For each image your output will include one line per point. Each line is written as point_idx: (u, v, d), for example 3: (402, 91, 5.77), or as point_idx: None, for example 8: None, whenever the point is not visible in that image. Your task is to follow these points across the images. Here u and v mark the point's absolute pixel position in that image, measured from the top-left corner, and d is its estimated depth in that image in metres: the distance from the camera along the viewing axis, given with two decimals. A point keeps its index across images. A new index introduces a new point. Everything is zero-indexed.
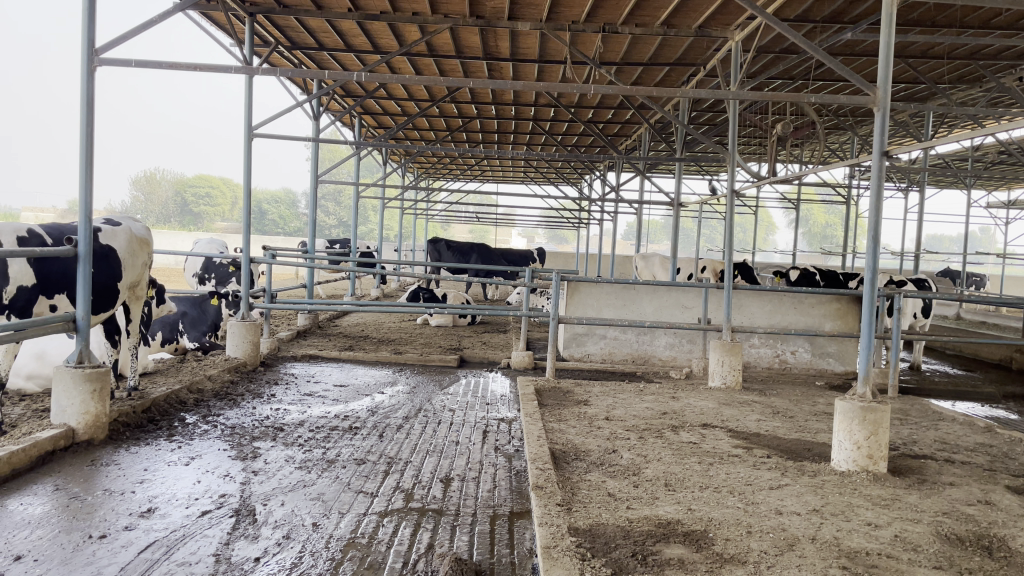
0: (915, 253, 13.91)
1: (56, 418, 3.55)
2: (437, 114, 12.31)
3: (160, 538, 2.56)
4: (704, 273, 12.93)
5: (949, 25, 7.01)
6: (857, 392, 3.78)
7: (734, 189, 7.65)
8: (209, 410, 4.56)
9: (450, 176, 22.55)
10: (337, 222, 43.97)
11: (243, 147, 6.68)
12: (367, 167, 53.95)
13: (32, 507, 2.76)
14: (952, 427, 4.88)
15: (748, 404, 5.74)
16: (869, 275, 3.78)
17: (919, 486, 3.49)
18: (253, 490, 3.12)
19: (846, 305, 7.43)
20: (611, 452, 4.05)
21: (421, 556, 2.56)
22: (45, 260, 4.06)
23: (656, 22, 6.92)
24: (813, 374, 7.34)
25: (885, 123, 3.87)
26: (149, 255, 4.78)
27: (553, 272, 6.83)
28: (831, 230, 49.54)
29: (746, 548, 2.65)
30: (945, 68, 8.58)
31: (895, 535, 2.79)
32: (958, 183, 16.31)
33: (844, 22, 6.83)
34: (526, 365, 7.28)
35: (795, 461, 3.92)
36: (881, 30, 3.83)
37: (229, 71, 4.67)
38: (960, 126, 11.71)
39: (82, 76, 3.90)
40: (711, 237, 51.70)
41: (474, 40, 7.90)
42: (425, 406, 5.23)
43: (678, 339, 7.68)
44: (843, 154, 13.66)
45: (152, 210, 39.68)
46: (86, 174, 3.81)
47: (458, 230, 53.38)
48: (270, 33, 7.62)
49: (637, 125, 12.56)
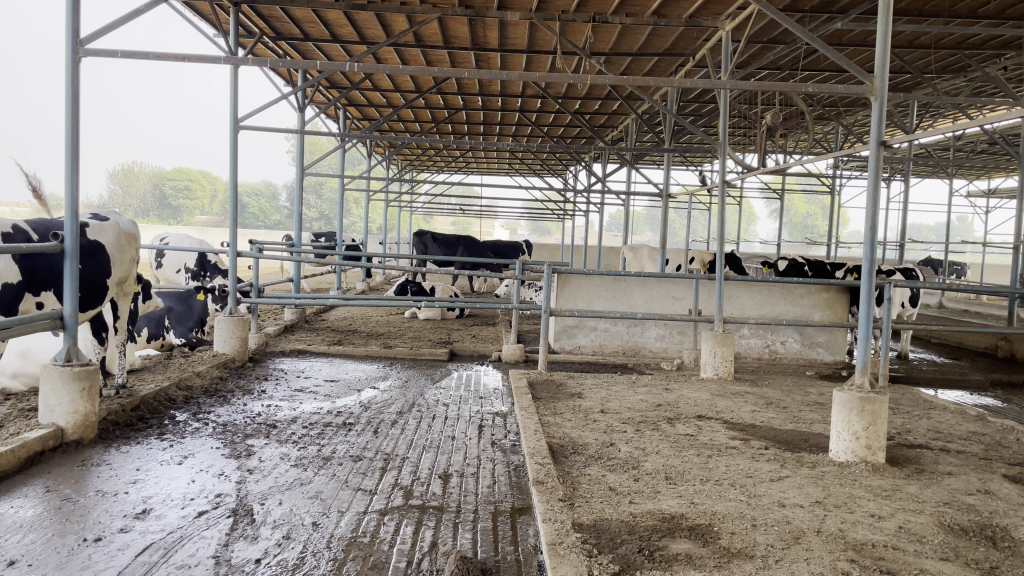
0: (900, 243, 13.98)
1: (44, 417, 3.45)
2: (423, 105, 12.17)
3: (157, 540, 2.48)
4: (693, 265, 12.97)
5: (937, 14, 7.02)
6: (854, 383, 3.77)
7: (725, 180, 7.61)
8: (199, 407, 4.46)
9: (434, 168, 22.41)
10: (320, 214, 43.64)
11: (229, 139, 6.55)
12: (350, 159, 53.54)
13: (23, 510, 2.67)
14: (945, 416, 4.91)
15: (741, 394, 5.75)
16: (867, 265, 3.78)
17: (919, 476, 3.50)
18: (250, 489, 3.05)
19: (836, 295, 7.45)
20: (609, 445, 4.02)
21: (425, 555, 2.51)
22: (32, 256, 3.93)
23: (647, 12, 6.88)
24: (802, 365, 7.37)
25: (882, 114, 3.85)
26: (137, 249, 4.65)
27: (544, 264, 6.76)
28: (812, 220, 49.94)
29: (753, 542, 2.62)
30: (931, 59, 8.62)
31: (899, 526, 2.79)
32: (940, 171, 16.42)
33: (833, 12, 6.82)
34: (517, 357, 7.25)
35: (793, 453, 3.91)
36: (880, 18, 3.80)
37: (216, 61, 4.54)
38: (944, 116, 11.78)
39: (65, 67, 3.77)
40: (695, 228, 52.00)
41: (462, 30, 7.81)
42: (418, 400, 5.17)
43: (668, 330, 7.68)
44: (829, 145, 13.71)
45: (131, 205, 39.08)
46: (73, 168, 3.69)
47: (442, 222, 53.27)
48: (255, 23, 7.47)
49: (625, 116, 12.53)
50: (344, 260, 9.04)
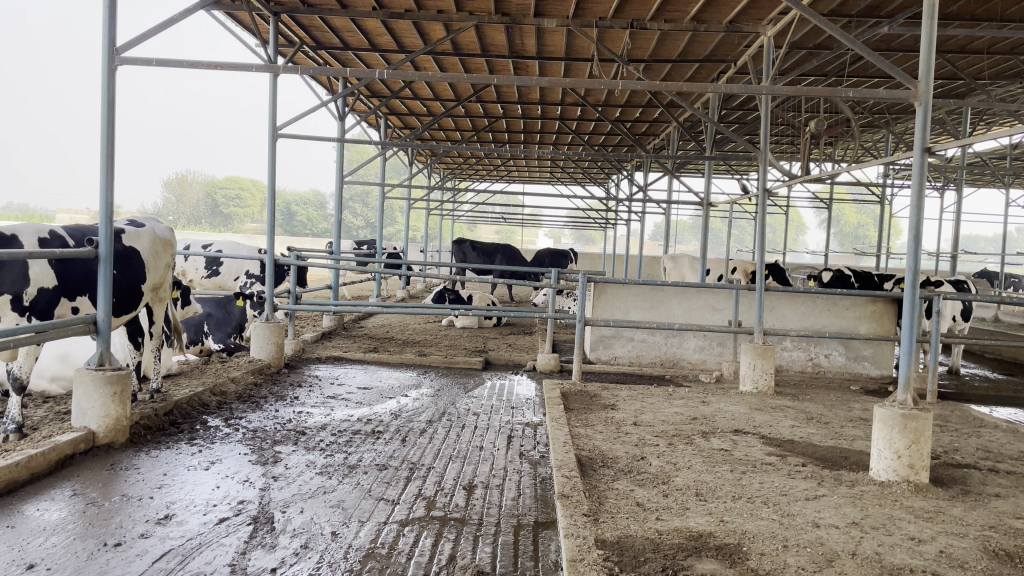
0: (952, 254, 13.13)
1: (77, 420, 3.56)
2: (463, 113, 12.26)
3: (176, 546, 2.51)
4: (736, 273, 12.66)
5: (990, 19, 6.72)
6: (897, 399, 3.59)
7: (768, 187, 7.36)
8: (231, 413, 4.54)
9: (476, 177, 22.57)
10: (365, 223, 44.46)
11: (268, 146, 6.67)
12: (393, 168, 54.38)
13: (49, 513, 2.74)
14: (995, 435, 4.64)
15: (780, 409, 5.54)
16: (910, 277, 3.60)
17: (965, 498, 3.30)
18: (272, 497, 3.07)
19: (883, 307, 7.16)
20: (639, 459, 3.91)
21: (442, 568, 2.48)
22: (67, 262, 4.06)
23: (686, 17, 6.75)
24: (847, 379, 7.09)
25: (927, 119, 3.67)
26: (172, 256, 4.77)
27: (581, 273, 6.62)
28: (863, 230, 48.47)
29: (782, 564, 2.50)
30: (985, 64, 8.25)
31: (940, 551, 2.62)
32: (996, 181, 15.72)
33: (880, 16, 6.59)
34: (552, 367, 7.17)
35: (832, 471, 3.74)
36: (924, 21, 3.64)
37: (249, 69, 4.63)
38: (1000, 122, 11.27)
39: (102, 75, 3.90)
40: (740, 237, 50.97)
41: (500, 38, 7.83)
42: (449, 409, 5.15)
43: (707, 342, 7.51)
44: (877, 153, 13.28)
45: (184, 212, 40.22)
46: (107, 173, 3.81)
47: (484, 231, 53.71)
48: (295, 33, 7.64)
49: (666, 124, 12.39)
50: (382, 268, 9.06)
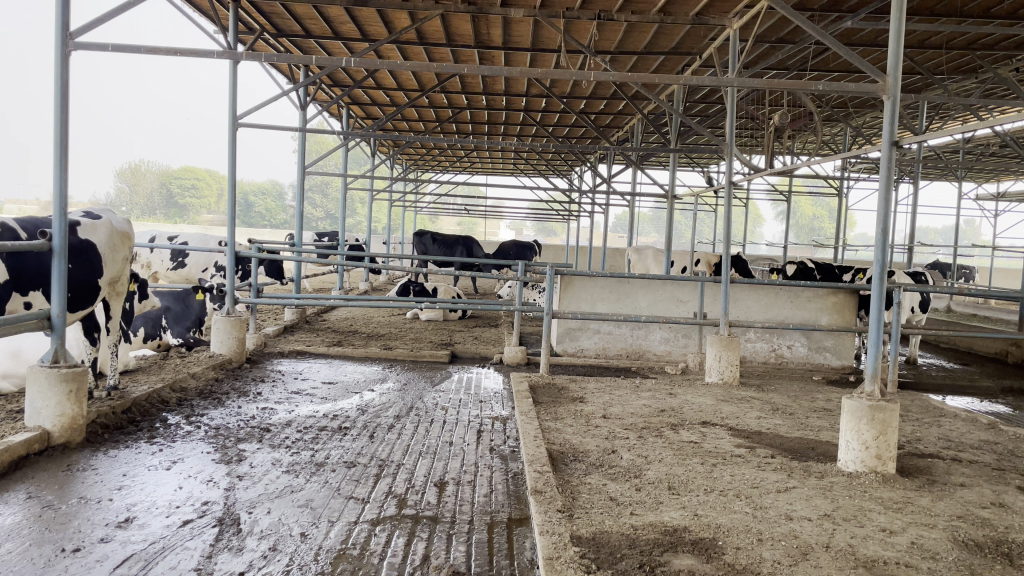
0: (907, 244, 13.44)
1: (30, 420, 3.39)
2: (427, 104, 12.09)
3: (138, 551, 2.39)
4: (698, 266, 12.83)
5: (948, 14, 6.86)
6: (865, 390, 3.63)
7: (735, 181, 7.43)
8: (192, 410, 4.37)
9: (438, 169, 22.33)
10: (325, 214, 43.90)
11: (229, 135, 6.45)
12: (355, 158, 53.82)
13: (2, 517, 2.59)
14: (955, 424, 4.76)
15: (746, 400, 5.61)
16: (877, 268, 3.65)
17: (930, 488, 3.38)
18: (238, 497, 2.95)
19: (844, 298, 7.30)
20: (610, 453, 3.90)
21: (416, 569, 2.41)
22: (20, 255, 3.85)
23: (653, 9, 6.72)
24: (809, 369, 7.24)
25: (894, 113, 3.73)
26: (130, 249, 4.56)
27: (547, 267, 6.54)
28: (819, 222, 49.92)
29: (758, 558, 2.51)
30: (943, 58, 8.45)
31: (911, 541, 2.67)
32: (948, 173, 16.21)
33: (843, 11, 6.67)
34: (519, 360, 7.13)
35: (800, 462, 3.79)
36: (893, 13, 3.67)
37: (211, 55, 4.44)
38: (954, 116, 11.60)
39: (55, 61, 3.70)
40: (700, 228, 51.88)
41: (466, 28, 7.73)
42: (416, 404, 5.06)
43: (673, 334, 7.57)
44: (835, 146, 13.60)
45: (137, 203, 38.91)
46: (61, 163, 3.61)
47: (446, 221, 53.47)
48: (255, 18, 7.40)
49: (631, 116, 12.45)
50: (344, 259, 8.76)
